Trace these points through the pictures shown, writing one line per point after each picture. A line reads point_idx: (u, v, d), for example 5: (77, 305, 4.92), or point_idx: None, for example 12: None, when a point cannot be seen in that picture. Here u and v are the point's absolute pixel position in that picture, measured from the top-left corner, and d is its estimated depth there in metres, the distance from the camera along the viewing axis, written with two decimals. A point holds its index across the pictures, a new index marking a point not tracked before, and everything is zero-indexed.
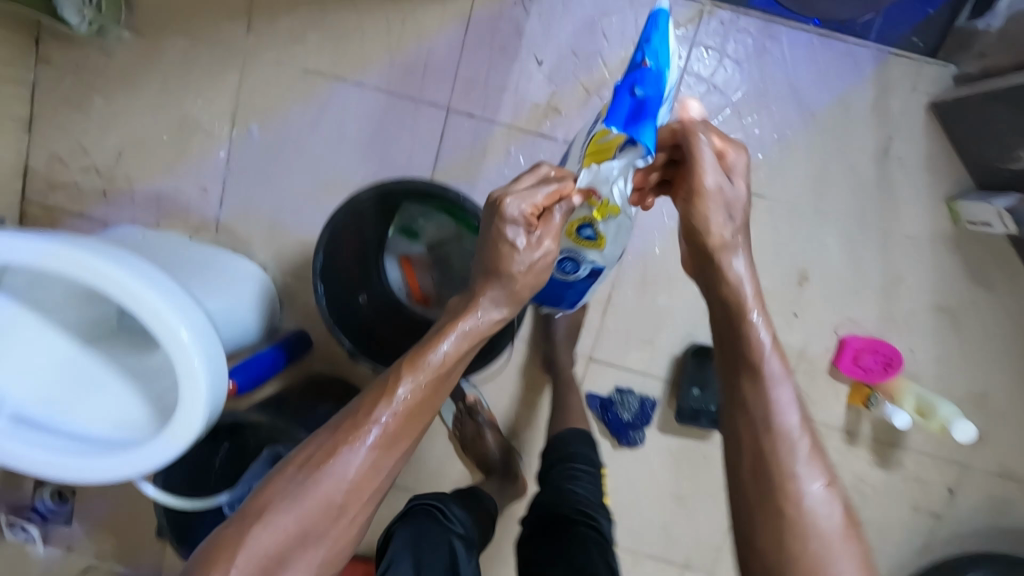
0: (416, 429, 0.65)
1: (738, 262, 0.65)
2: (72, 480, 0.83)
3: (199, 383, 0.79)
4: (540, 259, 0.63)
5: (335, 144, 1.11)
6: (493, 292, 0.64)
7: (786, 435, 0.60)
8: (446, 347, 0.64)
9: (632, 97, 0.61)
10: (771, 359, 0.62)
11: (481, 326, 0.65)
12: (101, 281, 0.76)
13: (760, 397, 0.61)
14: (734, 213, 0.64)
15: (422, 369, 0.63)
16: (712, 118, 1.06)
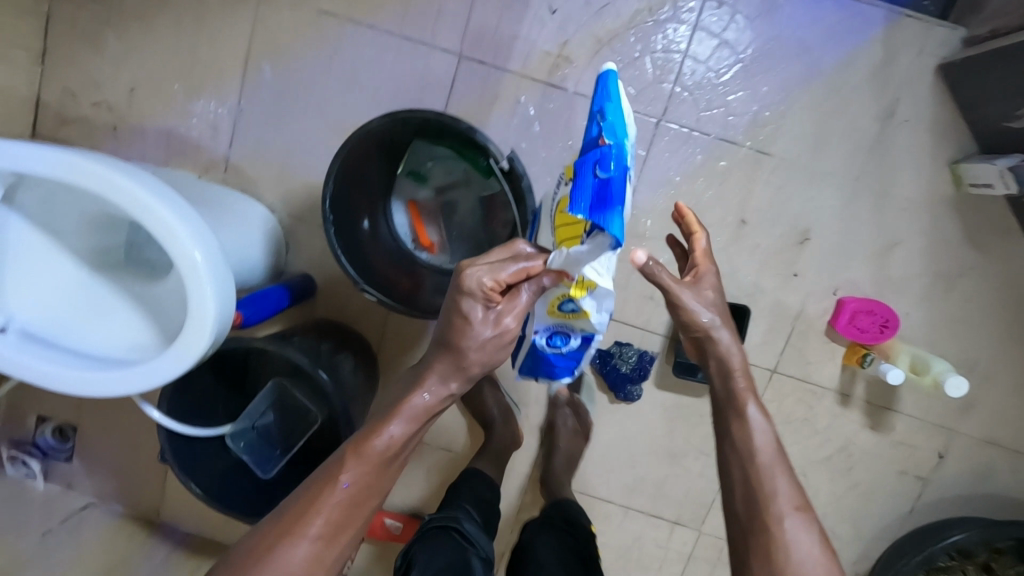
0: (365, 508, 0.68)
1: (723, 335, 0.76)
2: (79, 394, 0.84)
3: (207, 303, 0.80)
4: (492, 338, 0.66)
5: (347, 87, 1.13)
6: (441, 373, 0.68)
7: (766, 468, 0.71)
8: (393, 431, 0.68)
9: (595, 179, 0.58)
10: (751, 406, 0.74)
11: (430, 403, 0.69)
12: (118, 194, 0.77)
13: (748, 439, 0.73)
14: (710, 304, 0.75)
15: (366, 455, 0.67)
16: (721, 74, 1.08)
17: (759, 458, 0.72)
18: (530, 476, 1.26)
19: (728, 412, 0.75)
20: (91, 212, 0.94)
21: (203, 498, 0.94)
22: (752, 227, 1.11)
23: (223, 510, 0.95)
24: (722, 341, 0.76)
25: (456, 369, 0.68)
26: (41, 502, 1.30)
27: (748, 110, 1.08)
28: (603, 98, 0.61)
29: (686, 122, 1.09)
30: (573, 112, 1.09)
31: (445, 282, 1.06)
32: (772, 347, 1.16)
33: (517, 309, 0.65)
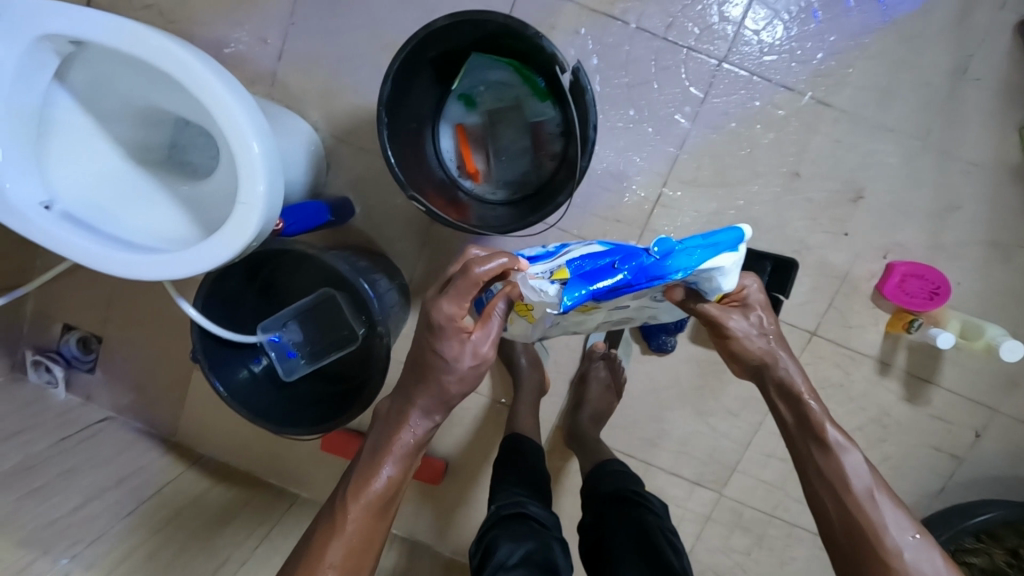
0: (374, 551, 0.70)
1: (788, 364, 0.77)
2: (117, 276, 0.81)
3: (258, 189, 0.77)
4: (471, 367, 0.66)
5: (403, 4, 1.10)
6: (425, 407, 0.69)
7: (864, 496, 0.72)
8: (388, 470, 0.69)
9: (608, 262, 0.65)
10: (830, 429, 0.75)
11: (417, 436, 0.70)
12: (182, 68, 0.76)
13: (831, 464, 0.74)
14: (762, 326, 0.76)
15: (364, 502, 0.68)
16: (793, 16, 1.04)
17: (855, 489, 0.72)
18: (551, 423, 1.25)
19: (809, 442, 0.76)
20: (136, 102, 0.92)
21: (227, 399, 0.93)
22: (806, 180, 1.08)
23: (249, 417, 0.93)
24: (782, 363, 0.77)
25: (439, 401, 0.68)
26: (59, 411, 1.30)
27: (812, 58, 1.05)
28: (716, 249, 0.65)
29: (749, 66, 1.06)
30: (631, 47, 1.06)
31: (488, 210, 1.02)
32: (814, 307, 1.13)
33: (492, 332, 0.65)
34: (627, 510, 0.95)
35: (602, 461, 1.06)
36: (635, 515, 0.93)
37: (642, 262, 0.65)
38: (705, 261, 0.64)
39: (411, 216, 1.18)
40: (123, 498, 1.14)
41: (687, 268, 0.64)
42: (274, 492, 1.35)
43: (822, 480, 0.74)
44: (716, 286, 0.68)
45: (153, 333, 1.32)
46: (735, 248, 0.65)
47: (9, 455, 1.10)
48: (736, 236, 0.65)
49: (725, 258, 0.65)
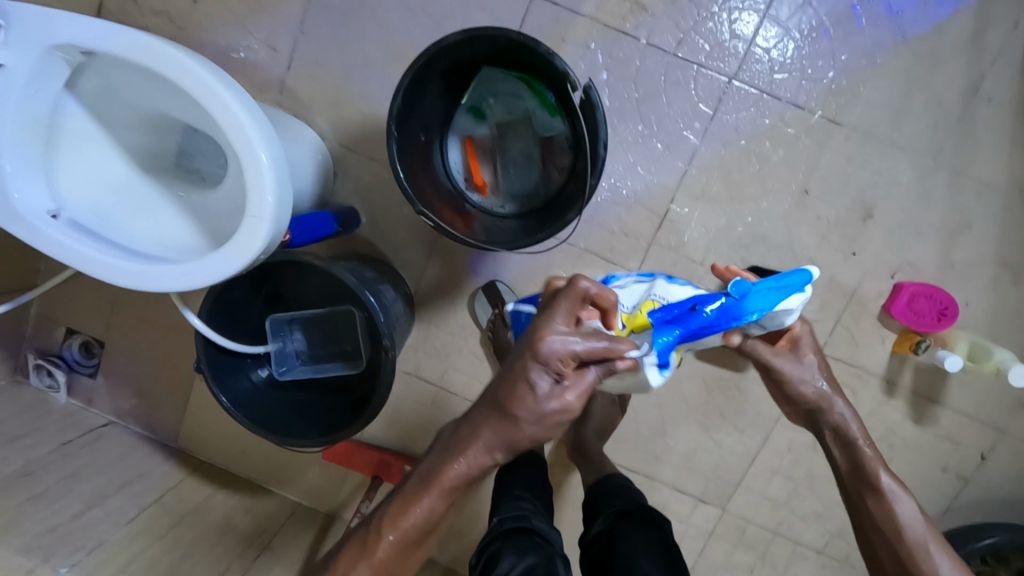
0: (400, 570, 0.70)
1: (843, 411, 0.92)
2: (124, 285, 0.81)
3: (267, 201, 0.77)
4: (551, 412, 0.63)
5: (414, 15, 1.10)
6: (486, 439, 0.66)
7: (919, 546, 0.83)
8: (429, 501, 0.68)
9: (690, 304, 0.75)
10: (884, 475, 0.87)
11: (469, 470, 0.68)
12: (192, 81, 0.76)
13: (886, 513, 0.86)
14: (813, 376, 0.92)
15: (403, 524, 0.69)
16: (804, 33, 1.04)
17: (908, 537, 0.84)
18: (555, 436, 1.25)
19: (862, 485, 0.89)
20: (144, 110, 0.92)
21: (233, 411, 0.92)
22: (816, 198, 1.08)
23: (254, 428, 0.92)
24: (834, 409, 0.92)
25: (502, 437, 0.65)
26: (60, 416, 1.29)
27: (824, 76, 1.05)
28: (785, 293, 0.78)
29: (759, 84, 1.06)
30: (642, 62, 1.06)
31: (495, 224, 1.02)
32: (821, 325, 1.12)
33: (579, 386, 0.63)
34: (634, 525, 0.93)
35: (606, 475, 1.06)
36: (640, 529, 0.92)
37: (720, 302, 0.75)
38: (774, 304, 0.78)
39: (418, 227, 1.18)
40: (124, 504, 1.14)
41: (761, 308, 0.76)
42: (274, 500, 1.34)
43: (879, 528, 0.86)
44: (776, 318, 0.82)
45: (157, 338, 1.32)
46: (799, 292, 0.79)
47: (11, 460, 1.10)
48: (804, 277, 0.78)
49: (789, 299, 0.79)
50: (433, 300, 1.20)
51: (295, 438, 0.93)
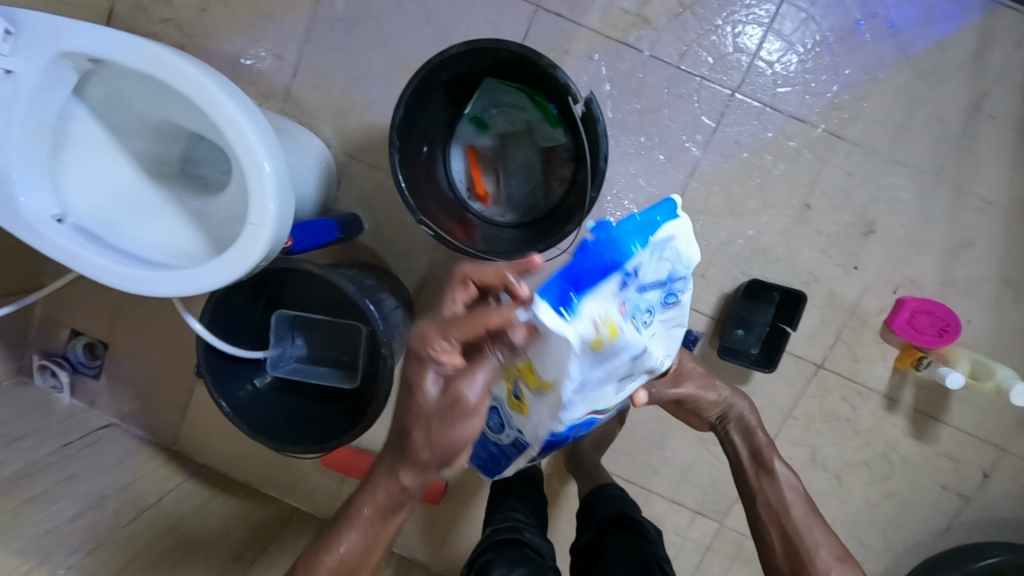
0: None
1: (742, 407, 0.92)
2: (127, 290, 0.82)
3: (269, 210, 0.77)
4: (441, 409, 0.53)
5: (419, 25, 1.11)
6: (386, 472, 0.63)
7: (802, 519, 0.81)
8: (343, 544, 0.68)
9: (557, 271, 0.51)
10: (777, 463, 0.87)
11: (380, 505, 0.66)
12: (198, 90, 0.77)
13: (774, 487, 0.85)
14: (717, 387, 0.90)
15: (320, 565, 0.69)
16: (807, 47, 1.04)
17: (794, 512, 0.82)
18: None
19: (758, 473, 0.87)
20: (150, 117, 0.93)
21: (232, 416, 0.93)
22: (817, 212, 1.08)
23: (254, 434, 0.93)
24: (738, 410, 0.92)
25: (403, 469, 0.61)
26: (61, 417, 1.30)
27: (827, 91, 1.05)
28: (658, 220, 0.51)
29: (761, 97, 1.06)
30: (645, 74, 1.07)
31: (496, 233, 1.02)
32: (820, 340, 1.12)
33: (471, 373, 0.53)
34: (623, 536, 0.93)
35: (600, 484, 1.06)
36: (629, 538, 0.92)
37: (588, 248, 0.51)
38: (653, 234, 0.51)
39: (419, 235, 1.18)
40: (122, 506, 1.15)
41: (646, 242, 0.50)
42: (272, 505, 1.34)
43: (767, 504, 0.84)
44: (683, 257, 0.54)
45: (159, 342, 1.32)
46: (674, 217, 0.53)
47: (11, 461, 1.11)
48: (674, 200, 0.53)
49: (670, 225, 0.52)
50: (433, 308, 1.20)
51: (294, 443, 0.93)
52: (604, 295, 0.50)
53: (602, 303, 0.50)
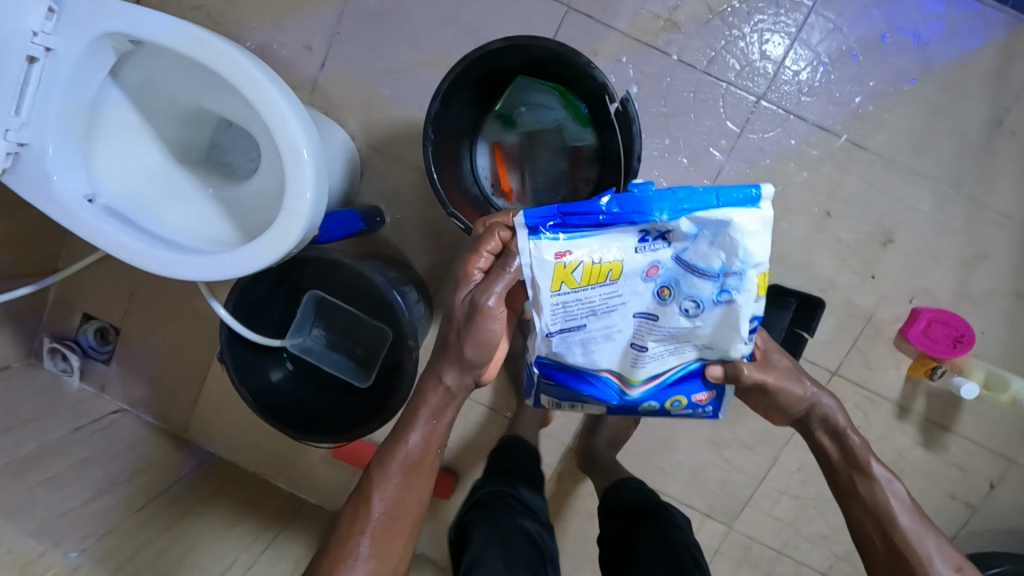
0: (404, 516, 0.72)
1: (826, 400, 0.79)
2: (158, 273, 0.82)
3: (306, 198, 0.78)
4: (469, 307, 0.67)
5: (449, 20, 1.11)
6: (442, 364, 0.71)
7: (910, 529, 0.75)
8: (412, 437, 0.73)
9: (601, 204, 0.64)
10: (876, 464, 0.78)
11: (442, 396, 0.72)
12: (240, 76, 0.77)
13: (876, 496, 0.77)
14: (797, 376, 0.77)
15: (392, 467, 0.72)
16: (833, 58, 1.05)
17: (900, 521, 0.75)
18: (565, 444, 1.26)
19: (852, 476, 0.79)
20: (183, 102, 0.93)
21: (254, 405, 0.93)
22: (837, 221, 1.09)
23: (275, 423, 0.93)
24: (822, 401, 0.79)
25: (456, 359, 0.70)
26: (72, 401, 1.29)
27: (850, 101, 1.06)
28: (717, 205, 0.59)
29: (787, 105, 1.07)
30: (672, 79, 1.08)
31: None
32: (836, 347, 1.14)
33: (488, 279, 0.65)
34: (647, 526, 0.94)
35: (621, 479, 1.07)
36: (653, 525, 0.93)
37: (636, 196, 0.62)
38: (698, 211, 0.59)
39: (440, 230, 1.18)
40: (133, 492, 1.14)
41: (682, 212, 0.59)
42: (281, 496, 1.33)
43: (868, 512, 0.77)
44: (739, 245, 0.59)
45: (172, 329, 1.32)
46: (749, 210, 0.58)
47: (23, 443, 1.10)
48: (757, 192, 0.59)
49: (735, 212, 0.58)
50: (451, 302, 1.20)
51: (315, 433, 0.94)
52: (607, 239, 0.62)
53: (602, 244, 0.62)
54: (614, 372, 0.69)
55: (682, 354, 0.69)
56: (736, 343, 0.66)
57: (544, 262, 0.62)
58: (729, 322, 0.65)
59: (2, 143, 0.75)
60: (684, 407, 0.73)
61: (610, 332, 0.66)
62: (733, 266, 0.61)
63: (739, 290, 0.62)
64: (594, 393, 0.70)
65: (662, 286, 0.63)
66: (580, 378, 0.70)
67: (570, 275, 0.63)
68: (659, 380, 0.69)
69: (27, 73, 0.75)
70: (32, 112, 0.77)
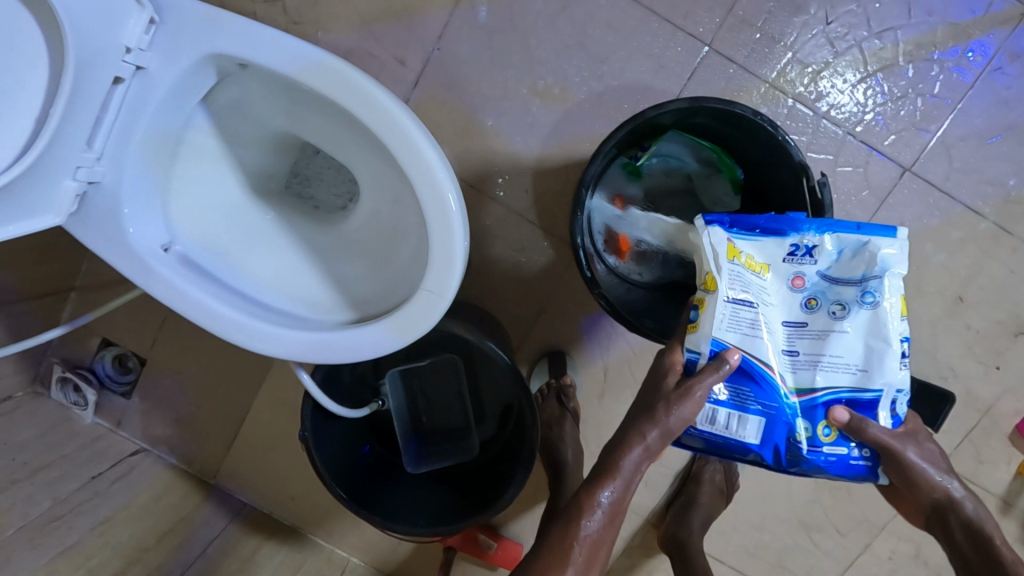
0: (598, 562, 0.60)
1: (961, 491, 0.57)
2: (250, 348, 0.67)
3: (453, 278, 0.64)
4: (666, 387, 0.58)
5: (571, 47, 0.97)
6: (650, 417, 0.58)
7: None
8: (630, 459, 0.58)
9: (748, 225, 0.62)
10: None
11: (663, 438, 0.58)
12: (381, 121, 0.62)
13: None
14: (936, 459, 0.57)
15: (606, 494, 0.59)
16: (992, 133, 0.96)
17: None
18: (642, 516, 1.16)
19: None
20: (273, 130, 0.77)
21: (352, 504, 0.79)
22: (970, 307, 1.01)
23: (377, 522, 0.79)
24: (964, 502, 0.57)
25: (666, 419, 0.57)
26: (86, 440, 1.11)
27: (1003, 182, 0.97)
28: (857, 228, 0.57)
29: (934, 178, 0.97)
30: (814, 137, 0.97)
31: (628, 298, 0.84)
32: (949, 438, 1.06)
33: (699, 374, 0.56)
34: None
35: None
36: None
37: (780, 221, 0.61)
38: (840, 231, 0.58)
39: (533, 279, 1.04)
40: (164, 561, 1.00)
41: (826, 231, 0.58)
42: (321, 555, 1.19)
43: None
44: (881, 258, 0.56)
45: (208, 363, 1.15)
46: (888, 235, 0.56)
47: (37, 501, 0.93)
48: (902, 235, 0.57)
49: (876, 235, 0.56)
50: (535, 360, 1.09)
51: (419, 526, 0.81)
52: (761, 246, 0.59)
53: (757, 245, 0.59)
54: (776, 371, 0.57)
55: (833, 377, 0.57)
56: (890, 364, 0.56)
57: (713, 239, 0.58)
58: (877, 336, 0.56)
59: (73, 184, 0.59)
60: (833, 443, 0.57)
61: (759, 326, 0.57)
62: (878, 276, 0.56)
63: (885, 298, 0.56)
64: (754, 394, 0.57)
65: (810, 297, 0.58)
66: (746, 377, 0.57)
67: (736, 255, 0.58)
68: (812, 397, 0.57)
69: (108, 98, 0.59)
70: (110, 143, 0.61)
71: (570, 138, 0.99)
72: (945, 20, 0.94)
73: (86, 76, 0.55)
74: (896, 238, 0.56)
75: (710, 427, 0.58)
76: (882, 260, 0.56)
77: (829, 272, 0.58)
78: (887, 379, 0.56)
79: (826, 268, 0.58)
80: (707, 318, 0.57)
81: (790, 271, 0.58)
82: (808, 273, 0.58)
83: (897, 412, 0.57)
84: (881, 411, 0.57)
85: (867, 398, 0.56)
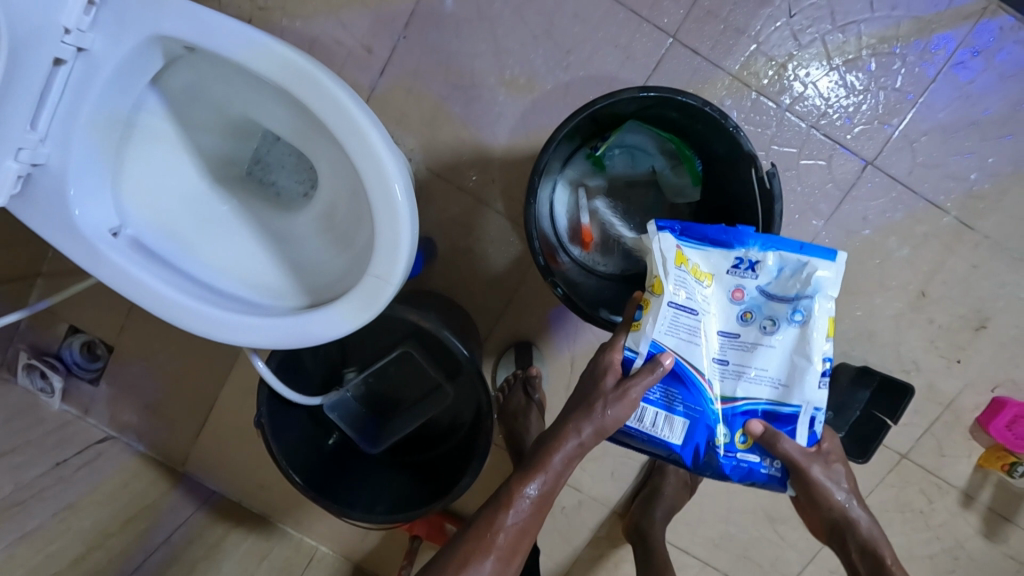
0: (522, 552, 0.62)
1: (857, 509, 0.62)
2: (198, 332, 0.67)
3: (400, 263, 0.64)
4: (605, 388, 0.59)
5: (537, 36, 0.97)
6: (584, 415, 0.60)
7: None
8: (559, 456, 0.62)
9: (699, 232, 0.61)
10: None
11: (590, 436, 0.61)
12: (325, 106, 0.62)
13: None
14: (840, 479, 0.61)
15: (534, 486, 0.62)
16: (954, 129, 0.96)
17: None
18: (609, 507, 1.16)
19: None
20: (232, 115, 0.77)
21: (309, 491, 0.80)
22: (932, 301, 1.01)
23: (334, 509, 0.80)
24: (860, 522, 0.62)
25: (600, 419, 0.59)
26: (53, 426, 1.11)
27: (966, 177, 0.97)
28: (800, 247, 0.57)
29: (897, 173, 0.98)
30: (778, 130, 0.98)
31: (597, 288, 0.84)
32: (911, 430, 1.06)
33: (639, 377, 0.58)
34: None
35: None
36: None
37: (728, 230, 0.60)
38: (783, 249, 0.58)
39: (499, 270, 1.05)
40: (129, 545, 0.99)
41: (770, 247, 0.58)
42: (289, 544, 1.20)
43: None
44: (815, 280, 0.57)
45: (177, 351, 1.15)
46: (827, 258, 0.57)
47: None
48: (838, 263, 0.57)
49: (816, 256, 0.57)
50: (503, 351, 1.09)
51: (378, 514, 0.81)
52: (706, 255, 0.59)
53: (703, 255, 0.59)
54: (706, 377, 0.59)
55: (755, 390, 0.59)
56: (810, 383, 0.58)
57: (661, 244, 0.58)
58: (802, 354, 0.58)
59: (14, 164, 0.59)
60: (747, 450, 0.60)
61: (696, 334, 0.58)
62: (810, 297, 0.57)
63: (815, 318, 0.57)
64: (682, 396, 0.59)
65: (746, 310, 0.59)
66: (676, 380, 0.59)
67: (683, 260, 0.58)
68: (734, 405, 0.59)
69: (50, 78, 0.59)
70: (54, 125, 0.61)
71: (536, 129, 0.99)
72: (910, 14, 0.94)
73: (23, 58, 0.56)
74: (834, 261, 0.57)
75: (639, 425, 0.61)
76: (816, 282, 0.57)
77: (767, 290, 0.58)
78: (806, 397, 0.58)
79: (766, 285, 0.58)
80: (649, 318, 0.59)
81: (733, 284, 0.59)
82: (748, 287, 0.59)
83: (815, 430, 0.59)
84: (799, 427, 0.59)
85: (785, 412, 0.59)
